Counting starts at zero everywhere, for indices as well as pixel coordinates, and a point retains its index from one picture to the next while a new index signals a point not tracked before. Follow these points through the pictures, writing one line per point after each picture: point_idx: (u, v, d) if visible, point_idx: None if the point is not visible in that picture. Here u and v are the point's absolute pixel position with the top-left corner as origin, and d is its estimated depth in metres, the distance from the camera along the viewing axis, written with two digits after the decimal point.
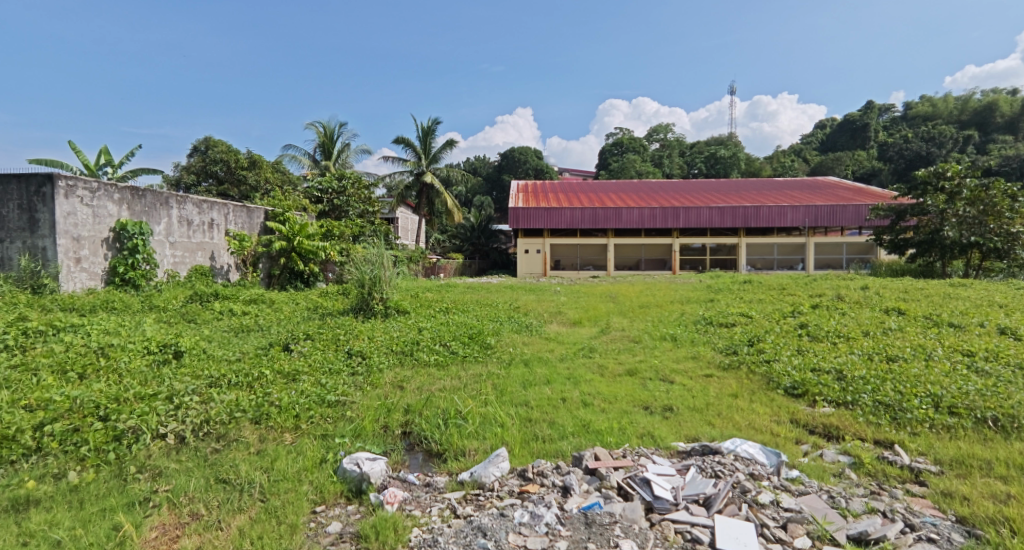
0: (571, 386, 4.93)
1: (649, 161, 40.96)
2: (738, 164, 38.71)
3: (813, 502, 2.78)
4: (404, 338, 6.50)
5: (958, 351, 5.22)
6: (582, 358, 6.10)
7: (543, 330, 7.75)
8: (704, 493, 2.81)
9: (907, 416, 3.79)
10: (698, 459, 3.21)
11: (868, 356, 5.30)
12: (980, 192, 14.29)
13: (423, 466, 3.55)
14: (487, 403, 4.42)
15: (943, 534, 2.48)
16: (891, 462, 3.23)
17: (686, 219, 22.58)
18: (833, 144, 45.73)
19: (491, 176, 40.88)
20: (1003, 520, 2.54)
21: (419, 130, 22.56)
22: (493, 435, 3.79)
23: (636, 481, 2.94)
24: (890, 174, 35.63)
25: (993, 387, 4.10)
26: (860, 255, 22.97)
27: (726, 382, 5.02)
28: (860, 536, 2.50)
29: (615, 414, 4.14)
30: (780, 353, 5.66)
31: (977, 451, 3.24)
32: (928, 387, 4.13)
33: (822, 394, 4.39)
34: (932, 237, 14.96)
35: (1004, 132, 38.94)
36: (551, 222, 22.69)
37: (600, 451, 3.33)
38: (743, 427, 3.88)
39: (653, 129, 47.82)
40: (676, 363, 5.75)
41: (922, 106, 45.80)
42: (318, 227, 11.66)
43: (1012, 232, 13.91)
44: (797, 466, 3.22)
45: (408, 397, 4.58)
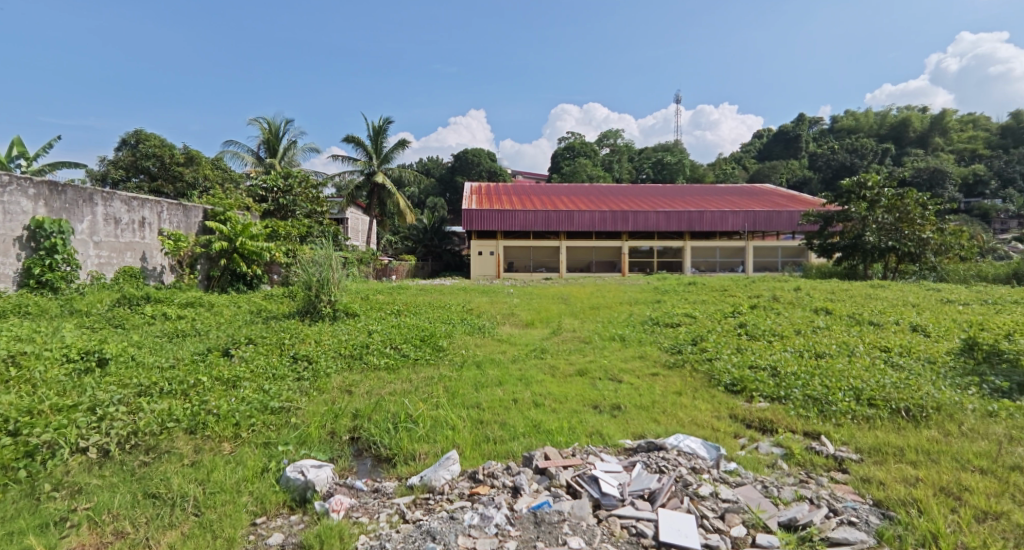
0: (522, 387, 4.98)
1: (599, 165, 41.82)
2: (683, 171, 40.22)
3: (749, 492, 2.93)
4: (353, 341, 6.36)
5: (878, 347, 5.63)
6: (534, 358, 6.19)
7: (496, 332, 7.79)
8: (649, 488, 2.91)
9: (832, 409, 4.07)
10: (644, 456, 3.31)
11: (799, 353, 5.64)
12: (896, 200, 15.53)
13: (372, 471, 3.49)
14: (438, 406, 4.40)
15: (862, 517, 2.66)
16: (819, 452, 3.45)
17: (635, 222, 23.22)
18: (769, 154, 48.25)
19: (444, 177, 40.58)
20: (912, 502, 2.75)
21: (370, 129, 22.16)
22: (444, 438, 3.78)
23: (584, 479, 3.01)
24: (820, 183, 38.03)
25: (906, 379, 4.46)
26: (793, 258, 24.30)
27: (671, 380, 5.22)
28: (789, 522, 2.65)
29: (566, 414, 4.22)
30: (721, 352, 5.93)
31: (892, 439, 3.50)
32: (850, 382, 4.44)
33: (758, 390, 4.64)
34: (855, 242, 16.03)
35: (916, 146, 42.44)
36: (504, 224, 22.78)
37: (550, 450, 3.39)
38: (686, 423, 4.04)
39: (603, 134, 48.91)
40: (624, 363, 5.91)
41: (847, 120, 49.24)
42: (262, 227, 11.24)
43: (924, 238, 15.15)
44: (735, 459, 3.39)
45: (356, 401, 4.49)
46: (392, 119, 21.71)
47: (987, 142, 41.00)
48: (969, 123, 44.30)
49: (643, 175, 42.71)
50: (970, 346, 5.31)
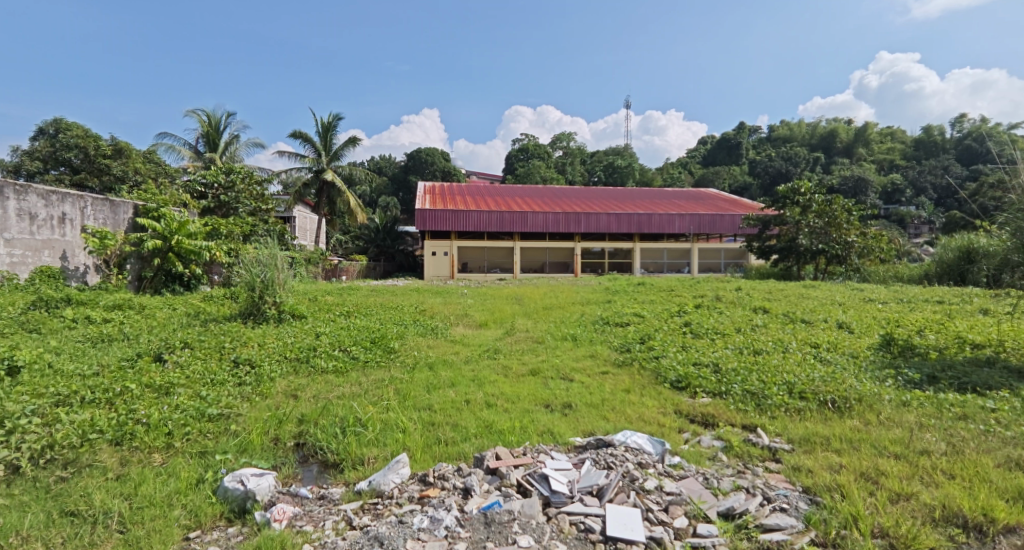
0: (475, 388, 4.97)
1: (553, 167, 42.26)
2: (633, 174, 41.34)
3: (691, 484, 3.05)
4: (300, 344, 6.17)
5: (808, 343, 5.99)
6: (487, 359, 6.19)
7: (449, 332, 7.76)
8: (598, 484, 2.97)
9: (768, 402, 4.29)
10: (593, 453, 3.38)
11: (739, 350, 5.92)
12: (825, 206, 16.55)
13: (318, 478, 3.40)
14: (389, 409, 4.33)
15: (792, 503, 2.82)
16: (756, 444, 3.64)
17: (587, 224, 23.60)
18: (713, 160, 50.22)
19: (396, 176, 39.89)
20: (836, 487, 2.94)
21: (318, 124, 21.53)
22: (394, 441, 3.72)
23: (534, 477, 3.04)
24: (759, 189, 39.96)
25: (832, 373, 4.77)
26: (736, 259, 25.60)
27: (620, 378, 5.35)
28: (727, 511, 2.78)
29: (518, 414, 4.25)
30: (667, 350, 6.14)
31: (820, 430, 3.72)
32: (784, 376, 4.70)
33: (701, 386, 4.83)
34: (790, 244, 16.96)
35: (843, 155, 45.44)
36: (458, 225, 22.65)
37: (501, 450, 3.40)
38: (634, 419, 4.16)
39: (556, 137, 49.47)
40: (575, 362, 6.00)
41: (782, 129, 52.09)
42: (201, 225, 10.72)
43: (848, 241, 16.26)
44: (678, 453, 3.52)
45: (302, 406, 4.36)
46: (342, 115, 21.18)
47: (902, 154, 44.42)
48: (887, 136, 47.91)
49: (595, 178, 43.53)
50: (888, 341, 5.73)
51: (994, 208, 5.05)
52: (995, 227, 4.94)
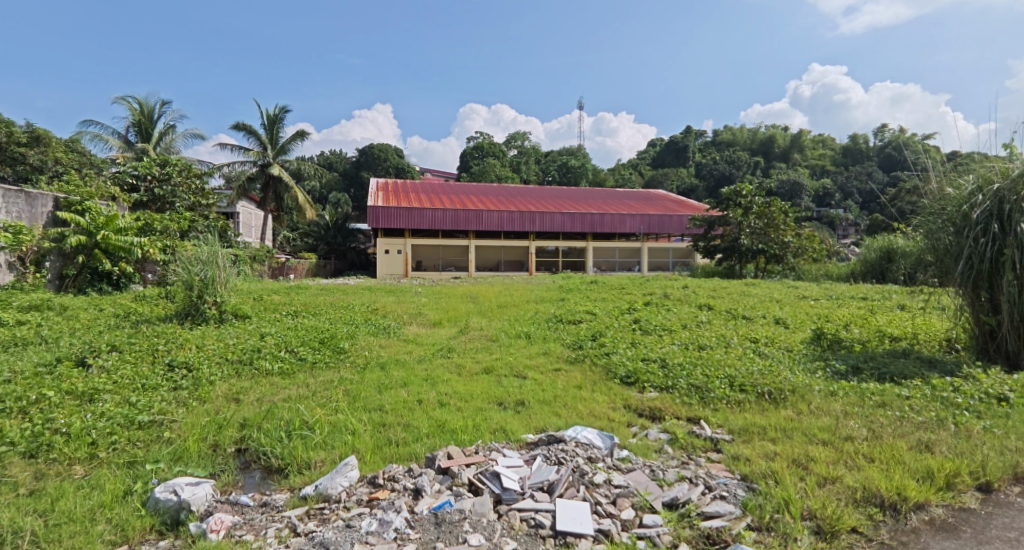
0: (427, 387, 4.92)
1: (507, 166, 42.37)
2: (585, 175, 42.04)
3: (638, 477, 3.12)
4: (242, 345, 5.92)
5: (748, 338, 6.27)
6: (440, 358, 6.13)
7: (401, 331, 7.65)
8: (548, 479, 2.99)
9: (711, 395, 4.46)
10: (544, 449, 3.41)
11: (685, 345, 6.12)
12: (765, 208, 17.39)
13: (261, 484, 3.27)
14: (338, 411, 4.22)
15: (731, 491, 2.94)
16: (699, 436, 3.77)
17: (541, 223, 23.79)
18: (662, 161, 51.70)
19: (347, 172, 38.92)
20: (771, 474, 3.08)
21: (264, 117, 20.73)
22: (343, 443, 3.63)
23: (486, 476, 3.04)
24: (705, 191, 41.49)
25: (769, 366, 5.02)
26: (683, 259, 26.46)
27: (572, 375, 5.42)
28: (671, 501, 2.86)
29: (470, 412, 4.23)
30: (617, 346, 6.27)
31: (757, 420, 3.90)
32: (726, 370, 4.90)
33: (649, 381, 4.97)
34: (732, 244, 17.72)
35: (781, 160, 47.91)
36: (412, 223, 22.30)
37: (453, 449, 3.37)
38: (585, 415, 4.23)
39: (511, 136, 49.57)
40: (528, 360, 6.05)
41: (726, 134, 54.33)
42: (132, 220, 10.12)
43: (785, 242, 17.17)
44: (626, 447, 3.60)
45: (244, 410, 4.18)
46: (289, 108, 20.48)
47: (833, 160, 47.31)
48: (819, 143, 50.92)
49: (548, 177, 43.96)
50: (819, 335, 6.09)
51: (910, 211, 5.45)
52: (910, 229, 5.34)
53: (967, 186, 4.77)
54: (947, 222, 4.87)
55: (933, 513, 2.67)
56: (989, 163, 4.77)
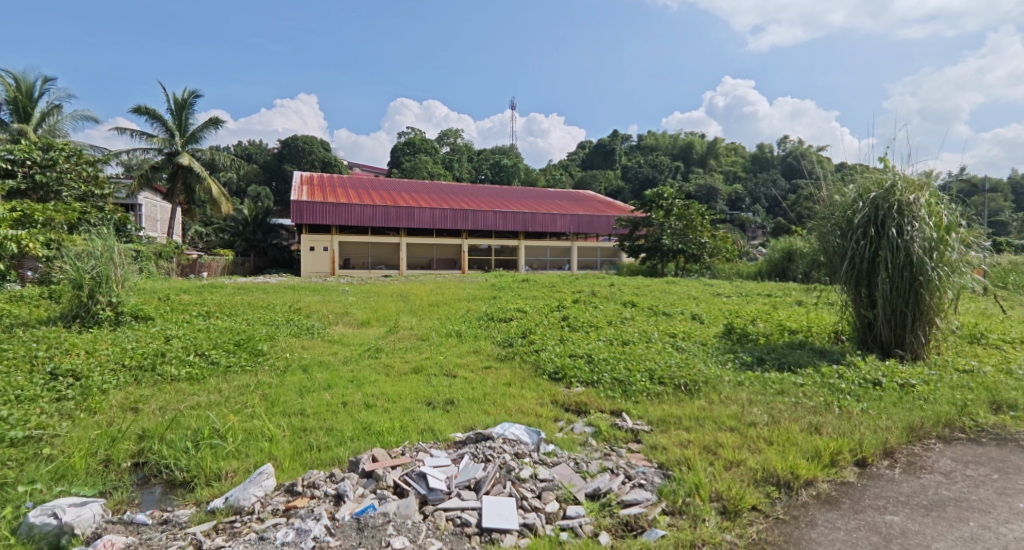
0: (353, 389, 4.76)
1: (439, 163, 41.95)
2: (518, 174, 42.46)
3: (563, 470, 3.18)
4: (143, 349, 5.45)
5: (667, 333, 6.60)
6: (367, 358, 5.96)
7: (326, 332, 7.37)
8: (474, 477, 2.99)
9: (632, 388, 4.66)
10: (472, 447, 3.41)
11: (610, 341, 6.34)
12: (684, 210, 18.40)
13: (161, 500, 3.02)
14: (254, 417, 4.00)
15: (649, 479, 3.07)
16: (621, 428, 3.91)
17: (471, 221, 23.73)
18: (591, 164, 53.23)
19: (268, 164, 36.92)
20: (684, 461, 3.25)
21: (171, 101, 19.21)
22: (259, 451, 3.44)
23: (411, 476, 2.99)
24: (631, 193, 43.15)
25: (686, 359, 5.32)
26: (611, 258, 27.35)
27: (501, 372, 5.46)
28: (594, 492, 2.94)
29: (398, 414, 4.14)
30: (546, 343, 6.39)
31: (673, 411, 4.11)
32: (646, 364, 5.13)
33: (576, 376, 5.10)
34: (655, 244, 18.61)
35: (699, 166, 50.87)
36: (338, 218, 21.51)
37: (378, 451, 3.29)
38: (512, 411, 4.26)
39: (442, 133, 49.06)
40: (459, 358, 6.01)
41: (650, 139, 56.86)
42: (7, 210, 8.98)
43: (702, 242, 18.24)
44: (552, 441, 3.68)
45: (143, 420, 3.85)
46: (200, 93, 19.12)
47: (744, 167, 50.83)
48: (732, 151, 54.60)
49: (481, 176, 44.01)
50: (729, 330, 6.52)
51: (805, 215, 5.97)
52: (806, 232, 5.84)
53: (850, 194, 5.31)
54: (835, 226, 5.38)
55: (819, 488, 2.93)
56: (869, 174, 5.29)
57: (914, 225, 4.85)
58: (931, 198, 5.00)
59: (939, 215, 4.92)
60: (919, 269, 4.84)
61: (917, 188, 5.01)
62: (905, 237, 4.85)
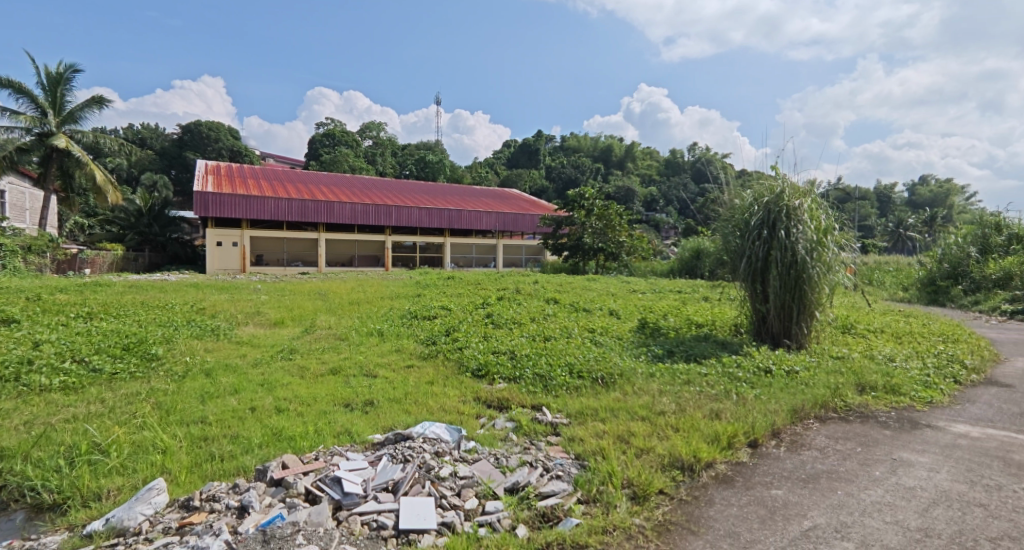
0: (263, 393, 4.51)
1: (361, 156, 40.65)
2: (444, 170, 42.09)
3: (483, 466, 3.20)
4: (7, 358, 4.82)
5: (587, 329, 6.82)
6: (280, 360, 5.66)
7: (233, 332, 6.91)
8: (393, 479, 2.93)
9: (553, 382, 4.77)
10: (390, 448, 3.34)
11: (532, 337, 6.45)
12: (604, 210, 19.10)
13: (25, 528, 2.70)
14: (143, 428, 3.68)
15: (566, 470, 3.16)
16: (541, 422, 4.01)
17: (395, 217, 23.19)
18: (516, 163, 53.82)
19: (167, 151, 33.96)
20: (598, 451, 3.38)
21: (44, 75, 17.13)
22: (149, 465, 3.16)
23: (325, 482, 2.88)
24: (554, 192, 44.16)
25: (603, 353, 5.53)
26: (535, 256, 27.83)
27: (424, 370, 5.40)
28: (512, 486, 2.99)
29: (312, 417, 3.97)
30: (469, 340, 6.38)
31: (591, 403, 4.26)
32: (566, 359, 5.29)
33: (498, 373, 5.15)
34: (577, 243, 19.13)
35: (618, 168, 53.13)
36: (249, 212, 20.20)
37: (289, 458, 3.14)
38: (434, 410, 4.22)
39: (365, 125, 47.52)
40: (380, 358, 5.87)
41: (573, 140, 58.46)
42: None
43: (621, 242, 19.01)
44: (473, 438, 3.68)
45: (5, 438, 3.44)
46: (80, 68, 17.24)
47: (658, 171, 53.77)
48: (648, 156, 57.52)
49: (405, 171, 43.16)
50: (643, 325, 6.85)
51: (710, 216, 6.40)
52: (711, 233, 6.27)
53: (747, 199, 5.78)
54: (736, 227, 5.83)
55: (717, 469, 3.16)
56: (763, 180, 5.77)
57: (799, 228, 5.35)
58: (813, 203, 5.53)
59: (819, 219, 5.46)
60: (803, 268, 5.35)
61: (802, 194, 5.53)
62: (791, 238, 5.34)
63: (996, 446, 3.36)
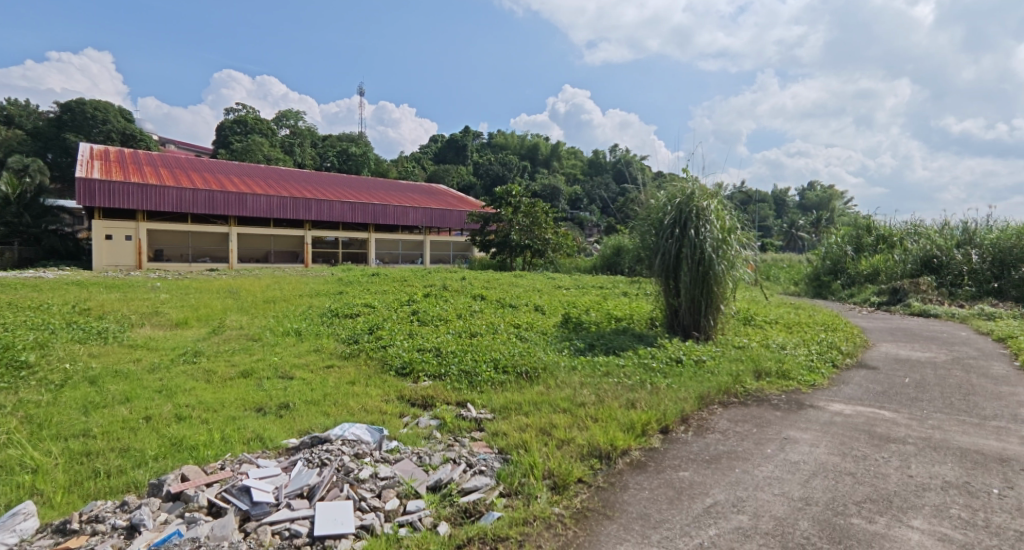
0: (161, 400, 4.16)
1: (276, 146, 38.52)
2: (368, 164, 40.86)
3: (405, 465, 3.14)
4: None
5: (512, 325, 6.89)
6: (182, 364, 5.25)
7: (126, 335, 6.32)
8: (308, 484, 2.82)
9: (478, 378, 4.79)
10: (306, 452, 3.21)
11: (458, 334, 6.42)
12: (530, 208, 19.41)
13: None
14: (10, 446, 3.28)
15: (489, 465, 3.18)
16: (465, 418, 4.01)
17: (314, 210, 22.17)
18: (442, 158, 53.27)
19: (43, 132, 30.32)
20: (521, 444, 3.42)
21: None
22: (16, 488, 2.83)
23: (232, 492, 2.71)
24: (481, 189, 44.23)
25: (528, 348, 5.62)
26: (461, 252, 27.73)
27: (345, 370, 5.23)
28: (435, 484, 2.96)
29: (219, 423, 3.72)
30: (394, 338, 6.25)
31: (515, 397, 4.32)
32: (492, 354, 5.32)
33: (424, 370, 5.08)
34: (504, 239, 19.22)
35: (544, 167, 54.09)
36: (146, 202, 18.51)
37: (189, 469, 2.92)
38: (355, 411, 4.09)
39: (281, 113, 45.07)
40: (297, 358, 5.61)
41: (500, 137, 58.74)
42: None
43: (547, 239, 19.37)
44: (395, 438, 3.61)
45: None
46: None
47: (582, 170, 55.36)
48: (573, 155, 59.04)
49: (326, 163, 41.41)
50: (565, 320, 7.03)
51: (629, 215, 6.68)
52: (630, 232, 6.55)
53: (661, 199, 6.10)
54: (652, 226, 6.13)
55: (632, 456, 3.31)
56: (675, 182, 6.10)
57: (706, 227, 5.70)
58: (719, 204, 5.92)
59: (724, 219, 5.85)
60: (710, 265, 5.71)
61: (709, 196, 5.90)
62: (700, 237, 5.69)
63: (863, 421, 3.78)
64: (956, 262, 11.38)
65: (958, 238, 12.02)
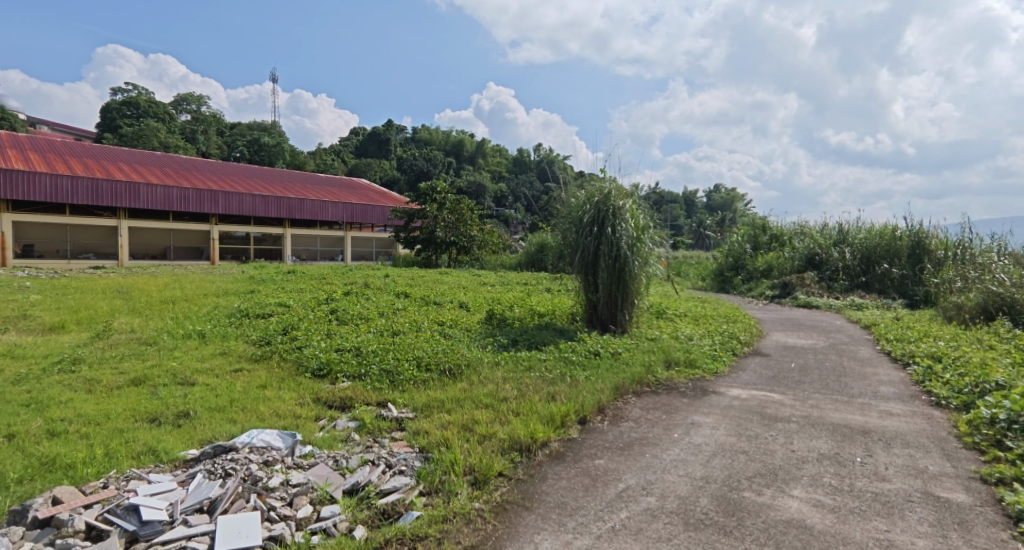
0: (31, 415, 3.70)
1: (175, 132, 35.50)
2: (282, 155, 38.75)
3: (320, 470, 3.00)
4: None
5: (436, 322, 6.79)
6: (59, 374, 4.69)
7: None
8: (208, 497, 2.61)
9: (400, 377, 4.68)
10: (207, 463, 2.98)
11: (380, 333, 6.23)
12: (455, 205, 19.31)
13: None
14: None
15: (408, 464, 3.12)
16: (385, 418, 3.90)
17: (222, 203, 20.70)
18: (364, 151, 51.59)
19: None
20: (442, 442, 3.38)
21: None
22: None
23: (117, 511, 2.46)
24: (405, 184, 43.38)
25: (452, 346, 5.56)
26: (384, 249, 27.01)
27: (255, 374, 4.91)
28: (352, 487, 2.86)
29: (103, 437, 3.37)
30: (310, 339, 5.95)
31: (437, 395, 4.26)
32: (414, 353, 5.22)
33: (342, 371, 4.89)
34: (429, 236, 18.99)
35: (468, 163, 53.98)
36: (14, 190, 16.38)
37: (63, 491, 2.61)
38: (266, 416, 3.86)
39: (181, 97, 41.59)
40: (199, 363, 5.20)
41: (424, 131, 57.83)
42: None
43: (472, 236, 19.31)
44: (310, 442, 3.44)
45: None
46: None
47: (506, 168, 55.78)
48: (497, 152, 59.40)
49: (235, 153, 38.79)
50: (489, 316, 7.04)
51: (551, 212, 6.79)
52: (552, 229, 6.67)
53: (581, 198, 6.28)
54: (572, 223, 6.28)
55: (551, 447, 3.37)
56: (594, 181, 6.29)
57: (622, 226, 5.94)
58: (634, 204, 6.17)
59: (638, 218, 6.11)
60: (626, 261, 5.95)
61: (625, 195, 6.14)
62: (617, 234, 5.91)
63: (757, 404, 4.11)
64: (833, 259, 12.69)
65: (835, 237, 13.40)
